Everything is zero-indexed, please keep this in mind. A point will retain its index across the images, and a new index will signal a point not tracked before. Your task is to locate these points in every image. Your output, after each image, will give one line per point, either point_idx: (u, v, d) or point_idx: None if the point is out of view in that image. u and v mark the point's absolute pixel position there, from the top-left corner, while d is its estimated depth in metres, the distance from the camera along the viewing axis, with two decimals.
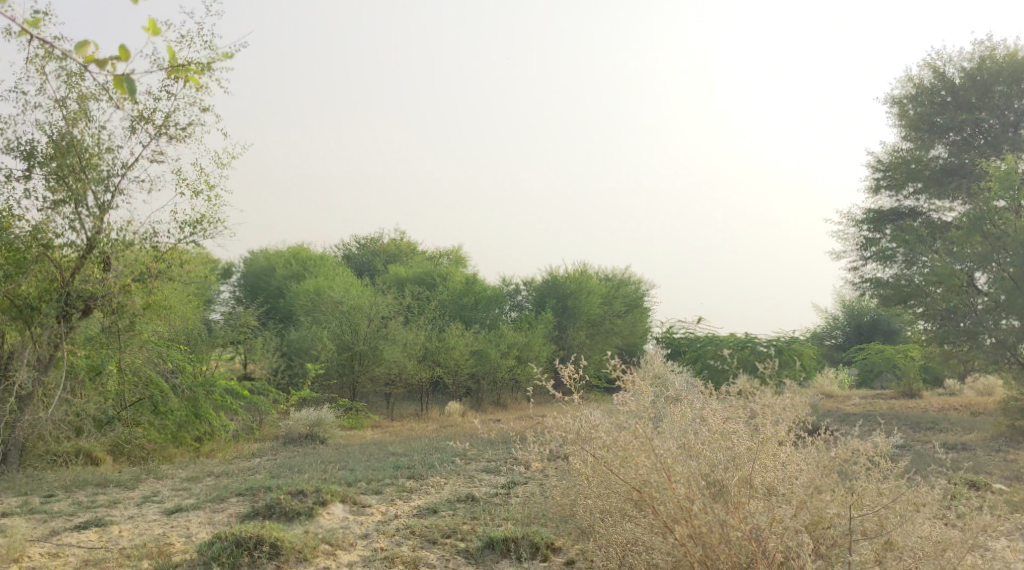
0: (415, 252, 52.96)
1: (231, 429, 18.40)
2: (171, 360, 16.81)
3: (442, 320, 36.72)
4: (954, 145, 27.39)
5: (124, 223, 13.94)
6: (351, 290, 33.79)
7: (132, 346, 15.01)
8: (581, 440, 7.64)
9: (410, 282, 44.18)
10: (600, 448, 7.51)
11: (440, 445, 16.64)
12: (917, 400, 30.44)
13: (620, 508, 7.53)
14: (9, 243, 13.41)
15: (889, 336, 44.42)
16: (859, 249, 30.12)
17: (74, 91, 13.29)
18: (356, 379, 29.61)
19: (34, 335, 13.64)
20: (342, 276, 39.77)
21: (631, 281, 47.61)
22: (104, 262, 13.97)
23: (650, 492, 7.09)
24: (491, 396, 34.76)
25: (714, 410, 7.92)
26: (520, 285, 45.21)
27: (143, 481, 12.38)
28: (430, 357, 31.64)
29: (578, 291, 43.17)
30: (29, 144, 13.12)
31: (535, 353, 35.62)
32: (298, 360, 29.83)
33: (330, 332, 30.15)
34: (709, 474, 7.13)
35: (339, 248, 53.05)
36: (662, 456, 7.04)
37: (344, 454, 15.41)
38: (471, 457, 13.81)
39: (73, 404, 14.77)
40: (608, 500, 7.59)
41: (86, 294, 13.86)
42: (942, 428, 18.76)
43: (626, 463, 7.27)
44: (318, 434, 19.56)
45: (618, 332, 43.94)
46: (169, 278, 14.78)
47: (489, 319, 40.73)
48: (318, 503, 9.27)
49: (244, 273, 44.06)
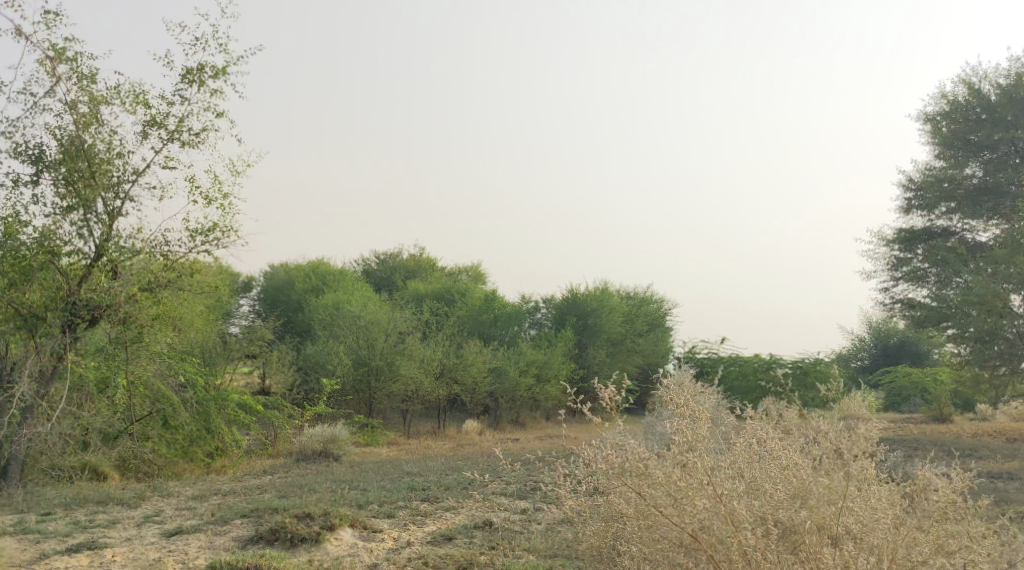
0: (434, 268, 52.46)
1: (243, 445, 17.89)
2: (182, 374, 16.39)
3: (460, 336, 36.21)
4: (988, 163, 26.62)
5: (134, 231, 13.53)
6: (369, 305, 33.35)
7: (139, 358, 14.54)
8: (629, 477, 6.83)
9: (429, 298, 43.72)
10: (646, 483, 6.74)
11: (458, 465, 16.08)
12: (948, 425, 29.53)
13: (665, 555, 6.79)
14: (15, 251, 13.03)
15: (916, 359, 43.49)
16: (889, 270, 29.30)
17: (85, 95, 12.96)
18: (373, 395, 29.05)
19: (37, 346, 13.19)
20: (361, 291, 39.35)
21: (652, 300, 46.96)
22: (111, 271, 13.54)
23: (708, 540, 6.42)
24: (509, 414, 34.11)
25: (766, 440, 7.37)
26: (540, 303, 44.79)
27: (147, 499, 11.86)
28: (448, 373, 31.10)
29: (599, 309, 42.54)
30: (38, 148, 12.77)
31: (554, 371, 35.02)
32: (314, 375, 29.34)
33: (347, 347, 29.65)
34: (774, 512, 6.66)
35: (358, 263, 52.70)
36: (726, 496, 6.57)
37: (359, 473, 14.89)
38: (491, 478, 13.22)
39: (79, 419, 14.29)
40: (656, 546, 6.84)
41: (92, 304, 13.39)
42: (981, 456, 18.00)
43: (680, 504, 6.57)
44: (333, 451, 19.01)
45: (639, 351, 43.24)
46: (178, 288, 14.30)
47: (509, 337, 40.19)
48: (326, 527, 8.72)
49: (264, 287, 43.72)
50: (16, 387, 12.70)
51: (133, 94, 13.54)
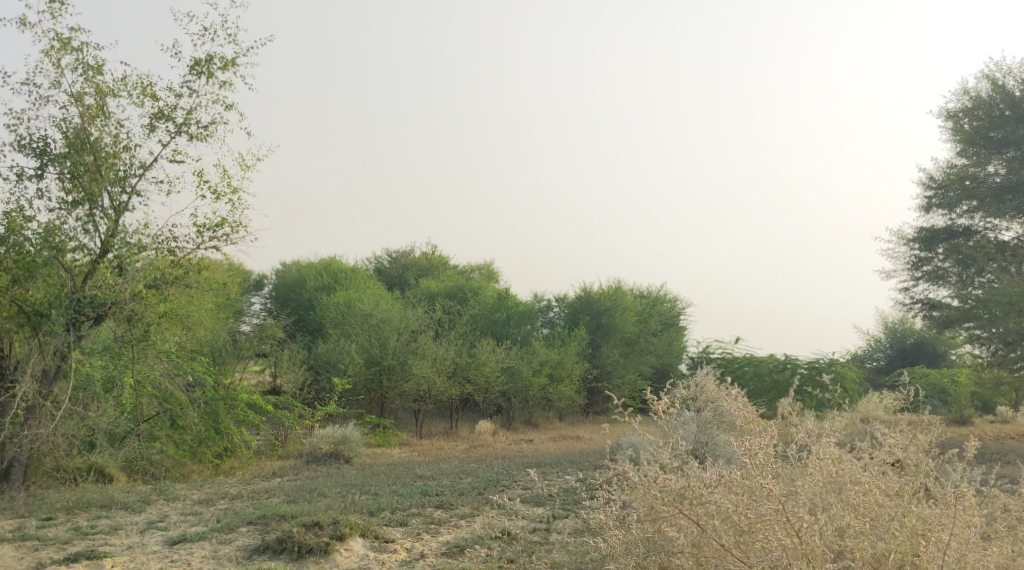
0: (446, 266, 52.04)
1: (253, 445, 17.54)
2: (190, 373, 16.04)
3: (473, 335, 35.82)
4: (1012, 161, 25.98)
5: (141, 226, 13.18)
6: (381, 303, 32.99)
7: (144, 357, 14.24)
8: (687, 505, 6.31)
9: (441, 296, 43.33)
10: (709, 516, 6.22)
11: (472, 468, 15.69)
12: (969, 427, 28.96)
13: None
14: (19, 247, 12.70)
15: (934, 359, 42.92)
16: (909, 270, 28.71)
17: (92, 86, 12.62)
18: (385, 394, 28.66)
19: (41, 344, 12.87)
20: (373, 289, 38.99)
21: (666, 300, 46.46)
22: (118, 268, 13.22)
23: None
24: (522, 414, 33.73)
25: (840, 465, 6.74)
26: (552, 301, 44.43)
27: (153, 503, 11.51)
28: (460, 373, 30.73)
29: (612, 308, 42.15)
30: (43, 141, 12.45)
31: (567, 371, 34.59)
32: (325, 373, 28.99)
33: (359, 346, 29.29)
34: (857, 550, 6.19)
35: (370, 261, 52.35)
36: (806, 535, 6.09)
37: (371, 475, 14.51)
38: (506, 484, 12.82)
39: (86, 419, 13.90)
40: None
41: (97, 302, 13.03)
42: (1009, 462, 17.49)
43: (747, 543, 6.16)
44: (343, 452, 18.63)
45: (653, 351, 42.72)
46: (186, 286, 13.91)
47: (521, 336, 39.80)
48: (335, 537, 8.34)
49: (275, 285, 43.39)
50: (19, 386, 12.39)
51: (140, 86, 13.21)
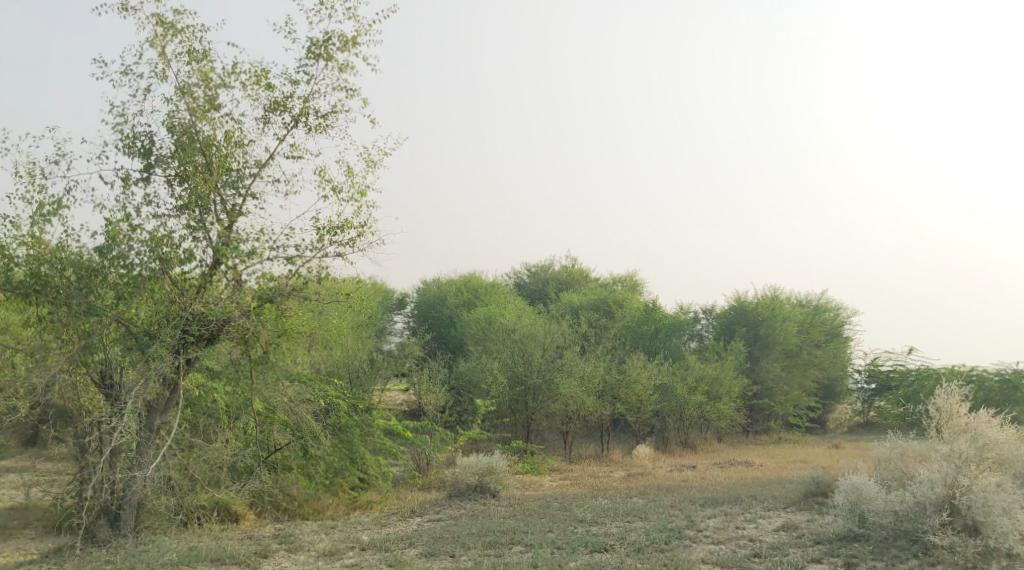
0: (588, 280, 49.70)
1: (392, 477, 15.83)
2: (319, 398, 14.73)
3: (621, 351, 33.38)
4: None
5: (254, 231, 11.78)
6: (523, 318, 31.06)
7: (271, 382, 12.72)
8: None
9: (585, 309, 40.98)
10: None
11: (639, 507, 13.31)
12: None
13: None
14: (124, 261, 11.48)
15: None
16: None
17: (199, 74, 11.48)
18: (530, 416, 26.66)
19: (145, 369, 11.50)
20: (514, 304, 37.23)
21: (829, 308, 42.59)
22: (232, 280, 11.74)
23: None
24: (678, 435, 30.92)
25: None
26: (700, 313, 41.71)
27: (271, 556, 9.87)
28: (609, 392, 28.40)
29: (771, 318, 38.74)
30: (148, 140, 11.34)
31: (726, 388, 31.66)
32: (467, 395, 27.42)
33: (502, 364, 27.26)
34: None
35: (510, 277, 50.82)
36: None
37: (523, 517, 12.38)
38: (691, 536, 10.39)
39: (210, 451, 12.57)
40: None
41: (208, 320, 11.70)
42: None
43: None
44: (488, 484, 16.63)
45: (817, 363, 38.84)
46: (310, 303, 12.27)
47: (670, 351, 37.25)
48: None
49: (417, 303, 42.17)
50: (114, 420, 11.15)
51: (254, 74, 12.09)
